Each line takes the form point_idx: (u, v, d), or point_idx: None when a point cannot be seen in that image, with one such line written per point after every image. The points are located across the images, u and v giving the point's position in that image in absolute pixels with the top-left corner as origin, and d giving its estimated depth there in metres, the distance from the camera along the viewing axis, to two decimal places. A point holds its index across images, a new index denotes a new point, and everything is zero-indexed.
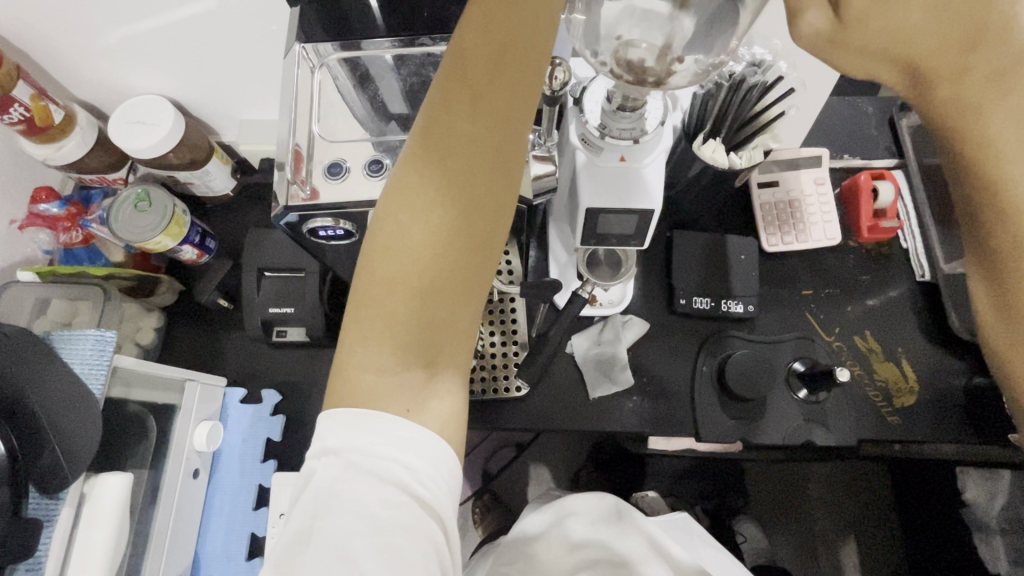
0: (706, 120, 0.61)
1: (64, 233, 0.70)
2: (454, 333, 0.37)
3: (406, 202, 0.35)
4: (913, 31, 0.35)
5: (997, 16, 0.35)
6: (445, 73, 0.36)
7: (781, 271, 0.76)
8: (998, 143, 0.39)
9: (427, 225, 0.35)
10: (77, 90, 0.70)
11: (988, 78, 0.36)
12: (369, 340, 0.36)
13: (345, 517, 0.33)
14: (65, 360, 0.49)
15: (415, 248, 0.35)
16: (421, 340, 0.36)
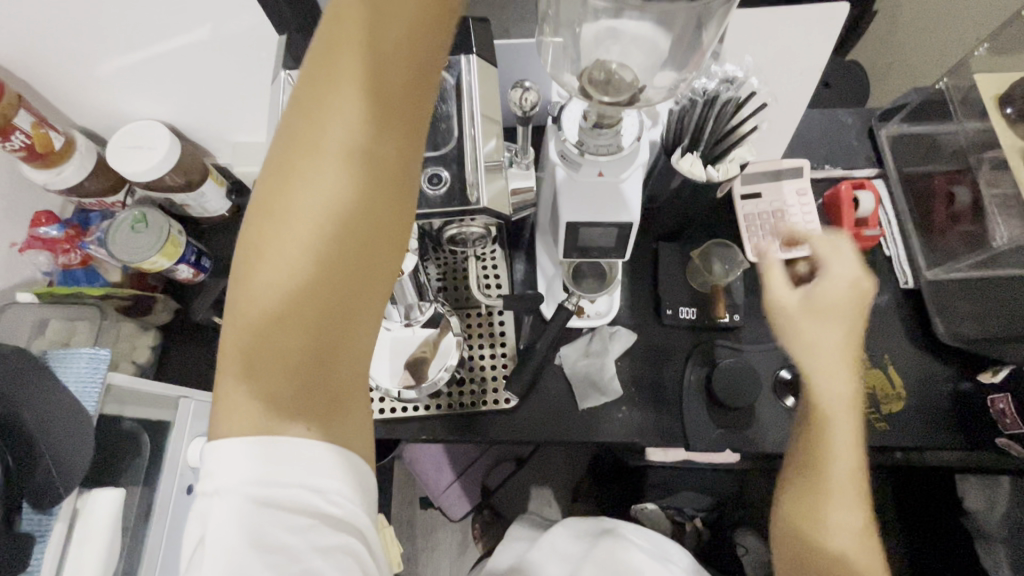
0: (683, 135, 0.63)
1: (62, 255, 0.72)
2: (344, 359, 0.35)
3: (280, 217, 0.33)
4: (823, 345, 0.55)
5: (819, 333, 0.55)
6: (309, 83, 0.34)
7: (768, 280, 0.77)
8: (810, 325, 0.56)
9: (308, 241, 0.33)
10: (77, 117, 0.72)
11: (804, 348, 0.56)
12: (246, 372, 0.33)
13: (249, 552, 0.32)
14: (61, 378, 0.50)
15: (287, 275, 0.33)
16: (313, 365, 0.34)
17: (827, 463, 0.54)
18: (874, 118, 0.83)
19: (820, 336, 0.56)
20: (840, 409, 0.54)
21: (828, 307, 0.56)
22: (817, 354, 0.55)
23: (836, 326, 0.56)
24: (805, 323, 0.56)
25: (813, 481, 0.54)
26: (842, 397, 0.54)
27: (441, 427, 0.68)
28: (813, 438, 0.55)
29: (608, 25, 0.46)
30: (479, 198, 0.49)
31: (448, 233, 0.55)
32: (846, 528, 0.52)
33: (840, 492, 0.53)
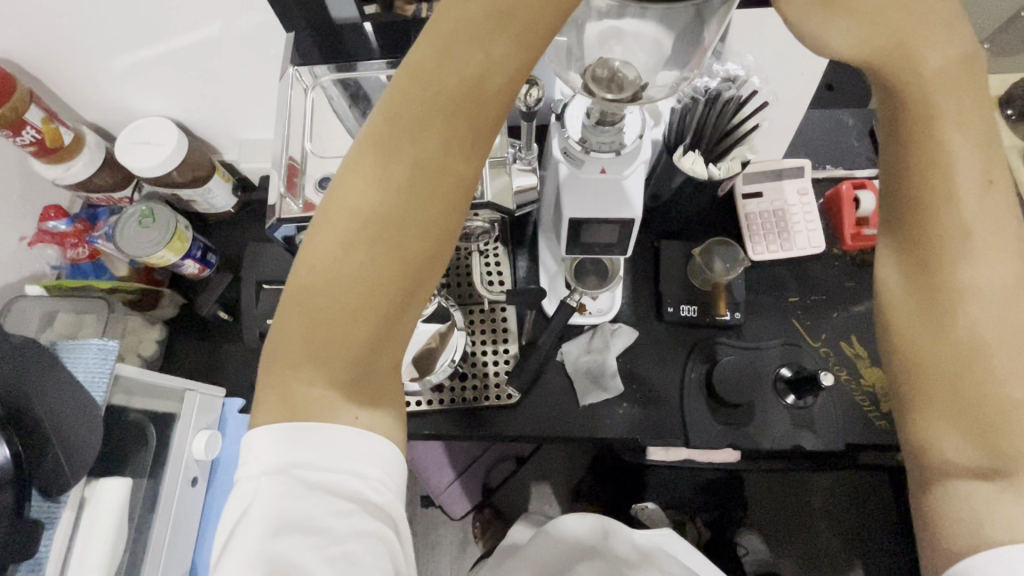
0: (686, 133, 0.63)
1: (71, 248, 0.74)
2: (382, 359, 0.40)
3: (348, 227, 0.37)
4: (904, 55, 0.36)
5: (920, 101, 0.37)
6: (389, 109, 0.37)
7: (768, 278, 0.78)
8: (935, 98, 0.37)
9: (372, 252, 0.37)
10: (86, 113, 0.73)
11: (897, 46, 0.36)
12: (303, 357, 0.38)
13: (291, 531, 0.35)
14: (70, 369, 0.51)
15: (346, 278, 0.37)
16: (368, 356, 0.38)
17: (967, 250, 0.38)
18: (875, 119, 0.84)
19: (893, 27, 0.35)
20: (970, 202, 0.38)
21: (909, 22, 0.35)
22: (936, 101, 0.37)
23: (962, 92, 0.37)
24: (923, 44, 0.36)
25: (940, 261, 0.38)
26: (985, 175, 0.38)
27: (444, 422, 0.69)
28: (937, 222, 0.38)
29: (613, 25, 0.47)
30: (482, 192, 0.51)
31: None
32: (986, 334, 0.37)
33: (984, 289, 0.37)
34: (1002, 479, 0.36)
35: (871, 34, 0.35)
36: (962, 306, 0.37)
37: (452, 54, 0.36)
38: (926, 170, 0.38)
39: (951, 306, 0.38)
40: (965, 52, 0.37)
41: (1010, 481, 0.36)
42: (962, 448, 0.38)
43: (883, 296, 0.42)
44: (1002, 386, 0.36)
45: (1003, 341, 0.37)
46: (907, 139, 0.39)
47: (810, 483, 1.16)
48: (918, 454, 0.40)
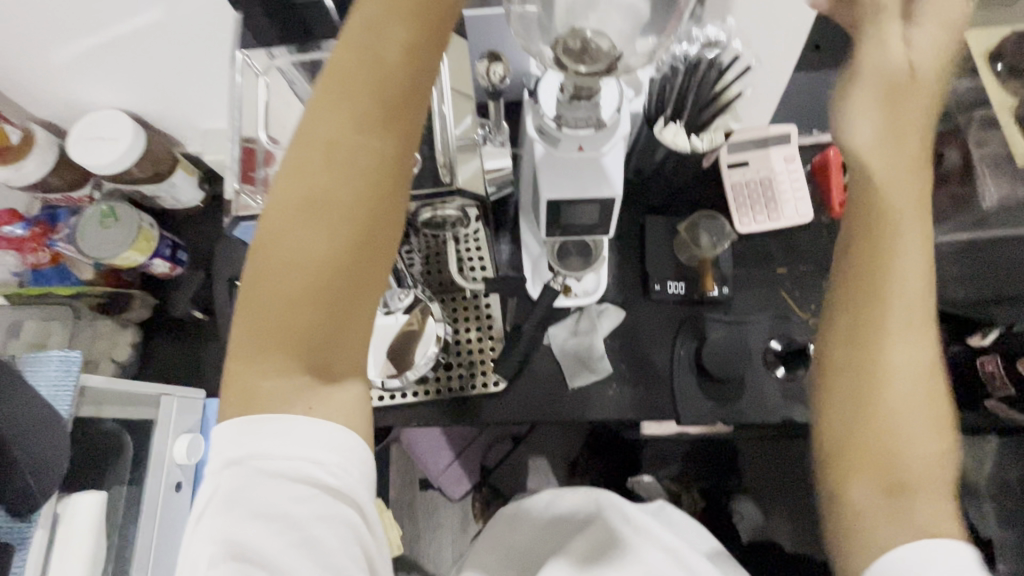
0: (666, 103, 0.60)
1: (29, 254, 0.69)
2: (339, 349, 0.37)
3: (282, 212, 0.35)
4: (859, 141, 0.44)
5: (874, 187, 0.43)
6: (324, 90, 0.34)
7: (757, 250, 0.76)
8: (877, 180, 0.43)
9: (303, 235, 0.34)
10: (35, 109, 0.69)
11: (879, 139, 0.44)
12: (254, 353, 0.36)
13: (250, 521, 0.34)
14: (31, 383, 0.49)
15: (295, 265, 0.34)
16: (317, 346, 0.36)
17: (885, 302, 0.40)
18: None
19: (902, 119, 0.44)
20: (902, 259, 0.41)
21: (908, 116, 0.44)
22: (889, 181, 0.43)
23: (898, 165, 0.43)
24: (854, 127, 0.45)
25: (858, 331, 0.41)
26: (924, 247, 0.41)
27: (430, 412, 0.68)
28: (880, 290, 0.40)
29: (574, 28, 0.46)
30: (452, 179, 0.45)
31: (421, 218, 0.51)
32: (890, 381, 0.39)
33: (898, 367, 0.39)
34: (893, 509, 0.38)
35: (894, 130, 0.44)
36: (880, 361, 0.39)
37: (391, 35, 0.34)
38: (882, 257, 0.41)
39: (866, 353, 0.40)
40: (919, 157, 0.44)
41: (901, 510, 0.38)
42: (867, 482, 0.39)
43: (820, 338, 0.44)
44: (892, 422, 0.39)
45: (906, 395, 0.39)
46: (857, 213, 0.43)
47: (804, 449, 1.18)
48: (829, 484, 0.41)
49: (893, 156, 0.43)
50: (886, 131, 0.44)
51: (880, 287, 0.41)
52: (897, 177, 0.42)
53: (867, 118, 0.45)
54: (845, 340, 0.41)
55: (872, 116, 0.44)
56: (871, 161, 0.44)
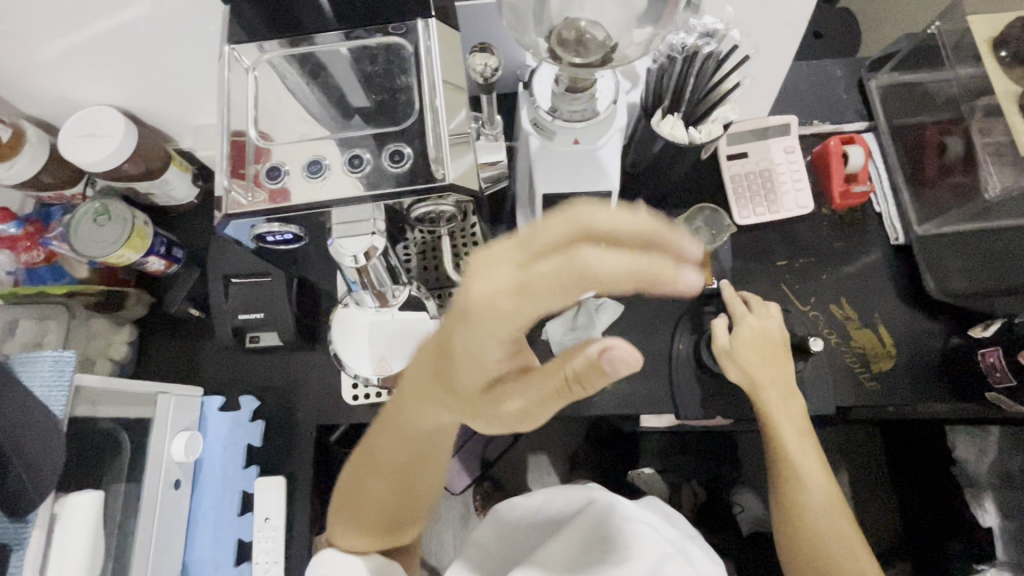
0: (664, 95, 0.60)
1: (25, 252, 0.70)
2: (420, 495, 0.53)
3: (410, 402, 0.42)
4: (756, 382, 0.65)
5: (766, 400, 0.65)
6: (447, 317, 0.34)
7: (756, 242, 0.76)
8: (764, 396, 0.65)
9: (415, 426, 0.44)
10: (25, 106, 0.68)
11: (766, 368, 0.66)
12: (361, 501, 0.51)
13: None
14: (25, 385, 0.48)
15: (404, 448, 0.46)
16: (403, 494, 0.51)
17: (802, 482, 0.65)
18: (863, 68, 0.80)
19: (760, 369, 0.66)
20: (799, 454, 0.65)
21: (767, 371, 0.66)
22: (771, 406, 0.65)
23: (767, 372, 0.66)
24: (766, 385, 0.65)
25: (784, 475, 0.66)
26: (805, 442, 0.66)
27: None
28: (777, 465, 0.66)
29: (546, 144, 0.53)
30: (444, 174, 0.43)
31: (413, 215, 0.48)
32: (815, 507, 0.64)
33: (818, 502, 0.64)
34: None
35: (769, 365, 0.66)
36: (813, 538, 0.63)
37: (548, 285, 0.29)
38: (760, 411, 0.66)
39: (797, 499, 0.65)
40: (787, 391, 0.66)
41: None
42: None
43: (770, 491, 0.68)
44: (836, 554, 0.62)
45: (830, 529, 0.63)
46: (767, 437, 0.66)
47: None
48: None
49: (758, 373, 0.66)
50: (747, 373, 0.66)
51: (799, 462, 0.65)
52: (774, 402, 0.65)
53: (751, 364, 0.66)
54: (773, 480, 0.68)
55: (760, 359, 0.66)
56: (761, 392, 0.65)
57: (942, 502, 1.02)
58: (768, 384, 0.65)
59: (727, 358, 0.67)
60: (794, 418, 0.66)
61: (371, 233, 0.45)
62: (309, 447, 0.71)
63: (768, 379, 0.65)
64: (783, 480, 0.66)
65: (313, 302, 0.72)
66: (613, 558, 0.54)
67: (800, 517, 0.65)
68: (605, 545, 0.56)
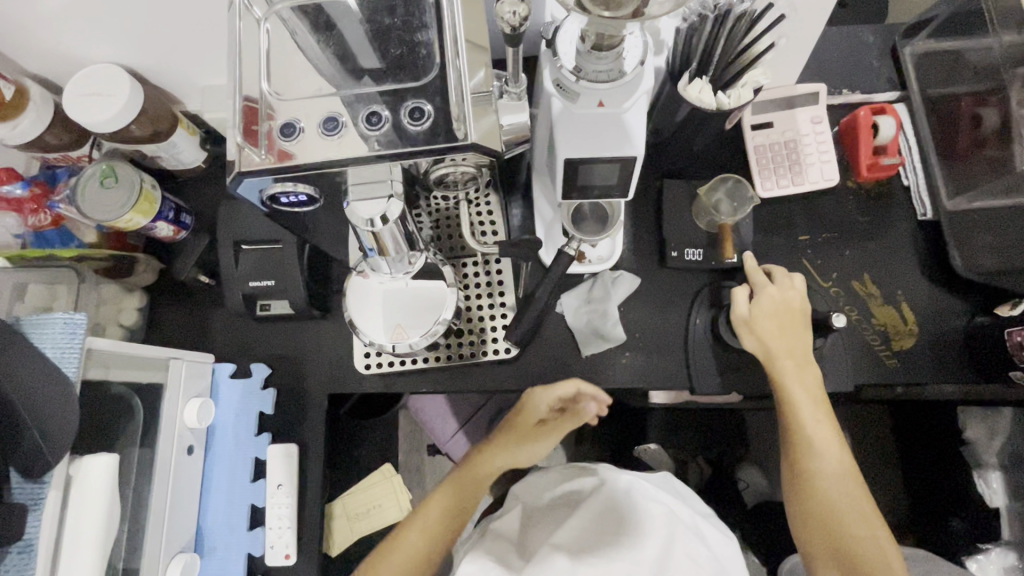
0: (691, 58, 0.57)
1: (32, 215, 0.69)
2: (444, 539, 0.66)
3: (484, 446, 0.71)
4: (770, 350, 0.64)
5: (779, 367, 0.64)
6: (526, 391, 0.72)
7: (778, 216, 0.74)
8: (778, 362, 0.64)
9: (478, 463, 0.70)
10: (28, 63, 0.66)
11: (784, 338, 0.65)
12: (409, 531, 0.66)
13: None
14: (36, 345, 0.47)
15: (463, 484, 0.69)
16: (440, 526, 0.66)
17: (813, 450, 0.64)
18: (897, 35, 0.76)
19: (776, 339, 0.64)
20: (815, 422, 0.64)
21: (781, 340, 0.65)
22: (784, 376, 0.64)
23: (782, 341, 0.65)
24: (781, 353, 0.64)
25: (796, 450, 0.65)
26: (819, 410, 0.64)
27: (443, 377, 0.68)
28: (792, 435, 0.65)
29: (568, 106, 0.50)
30: (466, 133, 0.41)
31: (432, 175, 0.46)
32: (827, 474, 0.64)
33: (828, 470, 0.64)
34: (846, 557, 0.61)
35: (784, 335, 0.65)
36: (833, 515, 0.62)
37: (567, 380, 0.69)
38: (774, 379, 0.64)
39: (807, 469, 0.64)
40: (803, 360, 0.65)
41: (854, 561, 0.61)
42: (828, 557, 0.62)
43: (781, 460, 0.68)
44: (842, 525, 0.62)
45: (841, 499, 0.63)
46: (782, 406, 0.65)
47: None
48: (807, 558, 0.64)
49: (775, 341, 0.64)
50: (764, 341, 0.64)
51: (811, 431, 0.64)
52: (792, 372, 0.64)
53: (767, 333, 0.64)
54: (785, 449, 0.67)
55: (777, 329, 0.65)
56: (776, 359, 0.64)
57: (947, 481, 1.02)
58: (784, 354, 0.64)
59: (745, 328, 0.65)
60: (808, 387, 0.64)
61: (389, 195, 0.43)
62: (322, 415, 0.71)
63: (783, 347, 0.64)
64: (793, 447, 0.65)
65: (322, 270, 0.71)
66: (625, 536, 0.55)
67: (811, 486, 0.64)
68: (619, 523, 0.57)
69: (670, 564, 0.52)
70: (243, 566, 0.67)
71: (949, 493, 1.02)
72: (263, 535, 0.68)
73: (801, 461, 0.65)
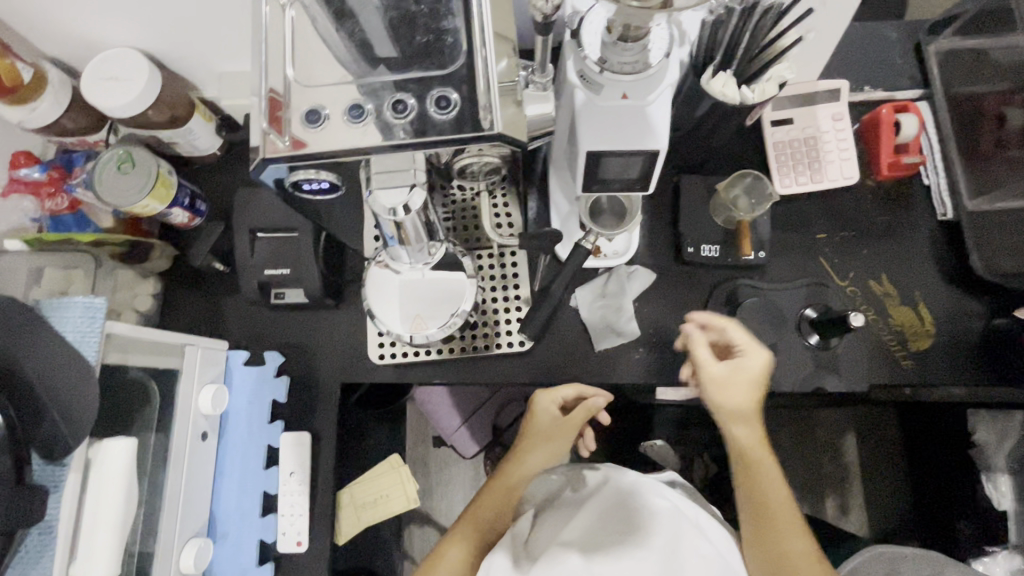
0: (716, 51, 0.57)
1: (48, 199, 0.69)
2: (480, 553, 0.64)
3: (513, 458, 0.72)
4: (734, 415, 0.59)
5: (738, 435, 0.60)
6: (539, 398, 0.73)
7: (796, 213, 0.73)
8: (724, 416, 0.60)
9: (507, 474, 0.70)
10: (46, 46, 0.66)
11: (713, 386, 0.59)
12: (448, 545, 0.64)
13: None
14: (57, 329, 0.47)
15: (495, 495, 0.68)
16: (478, 541, 0.65)
17: (779, 525, 0.59)
18: (922, 32, 0.75)
19: (733, 401, 0.59)
20: (777, 495, 0.60)
21: (716, 394, 0.59)
22: (744, 443, 0.60)
23: (735, 401, 0.59)
24: (726, 414, 0.60)
25: (750, 471, 0.60)
26: (770, 485, 0.60)
27: (456, 369, 0.68)
28: (755, 508, 0.60)
29: (592, 98, 0.50)
30: (491, 124, 0.40)
31: (455, 166, 0.46)
32: (795, 551, 0.58)
33: (797, 547, 0.59)
34: None
35: (727, 392, 0.59)
36: (783, 545, 0.58)
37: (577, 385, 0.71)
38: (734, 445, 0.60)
39: (774, 546, 0.59)
40: (734, 412, 0.59)
41: None
42: None
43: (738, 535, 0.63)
44: None
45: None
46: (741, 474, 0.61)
47: (816, 416, 1.20)
48: None
49: (741, 404, 0.59)
50: (721, 401, 0.59)
51: (772, 505, 0.60)
52: (754, 438, 0.60)
53: (732, 397, 0.59)
54: (745, 525, 0.61)
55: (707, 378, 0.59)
56: (734, 423, 0.60)
57: (947, 482, 1.02)
58: (725, 410, 0.60)
59: (712, 391, 0.60)
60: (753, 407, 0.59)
61: (412, 184, 0.43)
62: (334, 403, 0.71)
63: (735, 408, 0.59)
64: (755, 522, 0.60)
65: (337, 260, 0.71)
66: (631, 531, 0.55)
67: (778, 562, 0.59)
68: (625, 518, 0.57)
69: (680, 561, 0.52)
70: (255, 552, 0.67)
71: (946, 492, 1.02)
72: (275, 522, 0.68)
73: (767, 537, 0.59)
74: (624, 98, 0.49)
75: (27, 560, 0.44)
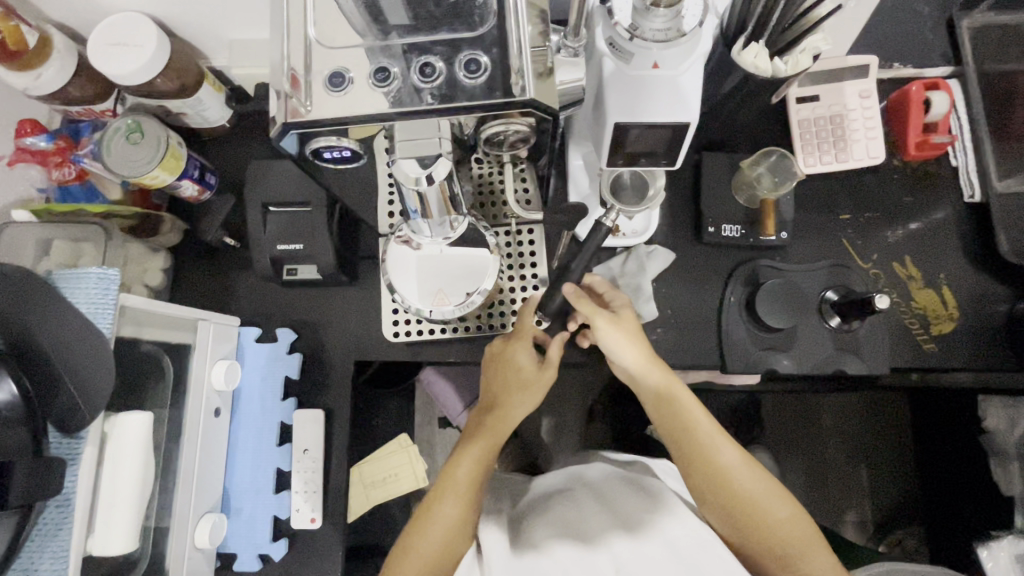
0: (748, 21, 0.55)
1: (56, 169, 0.68)
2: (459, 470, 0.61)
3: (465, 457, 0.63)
4: (623, 348, 0.59)
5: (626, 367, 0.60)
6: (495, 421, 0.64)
7: (818, 194, 0.71)
8: (614, 350, 0.59)
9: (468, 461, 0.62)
10: (52, 11, 0.64)
11: (607, 318, 0.60)
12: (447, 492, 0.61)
13: None
14: (70, 300, 0.46)
15: (466, 467, 0.62)
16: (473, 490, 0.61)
17: (712, 447, 0.58)
18: (955, 6, 0.72)
19: (619, 330, 0.59)
20: (700, 416, 0.58)
21: (607, 325, 0.59)
22: (644, 369, 0.59)
23: (624, 325, 0.60)
24: (617, 345, 0.59)
25: (664, 400, 0.59)
26: (680, 402, 0.59)
27: (472, 348, 0.67)
28: (673, 431, 0.59)
29: (620, 68, 0.48)
30: (524, 88, 0.40)
31: (481, 136, 0.45)
32: (730, 467, 0.57)
33: (732, 463, 0.57)
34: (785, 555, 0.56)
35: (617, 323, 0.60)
36: (709, 454, 0.57)
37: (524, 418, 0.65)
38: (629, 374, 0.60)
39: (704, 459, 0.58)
40: (629, 337, 0.60)
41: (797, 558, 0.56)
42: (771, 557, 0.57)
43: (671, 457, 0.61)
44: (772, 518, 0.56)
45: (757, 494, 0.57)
46: (651, 401, 0.60)
47: (823, 402, 1.19)
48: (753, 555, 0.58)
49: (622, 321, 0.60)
50: (608, 324, 0.59)
51: (688, 429, 0.58)
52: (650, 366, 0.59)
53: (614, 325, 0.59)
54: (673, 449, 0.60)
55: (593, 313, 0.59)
56: (617, 354, 0.59)
57: (954, 469, 1.01)
58: (615, 339, 0.59)
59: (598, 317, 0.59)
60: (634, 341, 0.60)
61: (437, 154, 0.41)
62: (346, 381, 0.70)
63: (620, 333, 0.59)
64: (678, 444, 0.59)
65: (350, 235, 0.69)
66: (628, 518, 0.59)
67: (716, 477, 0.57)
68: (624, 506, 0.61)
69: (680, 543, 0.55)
70: (269, 528, 0.67)
71: (954, 480, 1.01)
72: (289, 499, 0.68)
73: (690, 457, 0.58)
74: (654, 69, 0.47)
75: (45, 532, 0.44)
